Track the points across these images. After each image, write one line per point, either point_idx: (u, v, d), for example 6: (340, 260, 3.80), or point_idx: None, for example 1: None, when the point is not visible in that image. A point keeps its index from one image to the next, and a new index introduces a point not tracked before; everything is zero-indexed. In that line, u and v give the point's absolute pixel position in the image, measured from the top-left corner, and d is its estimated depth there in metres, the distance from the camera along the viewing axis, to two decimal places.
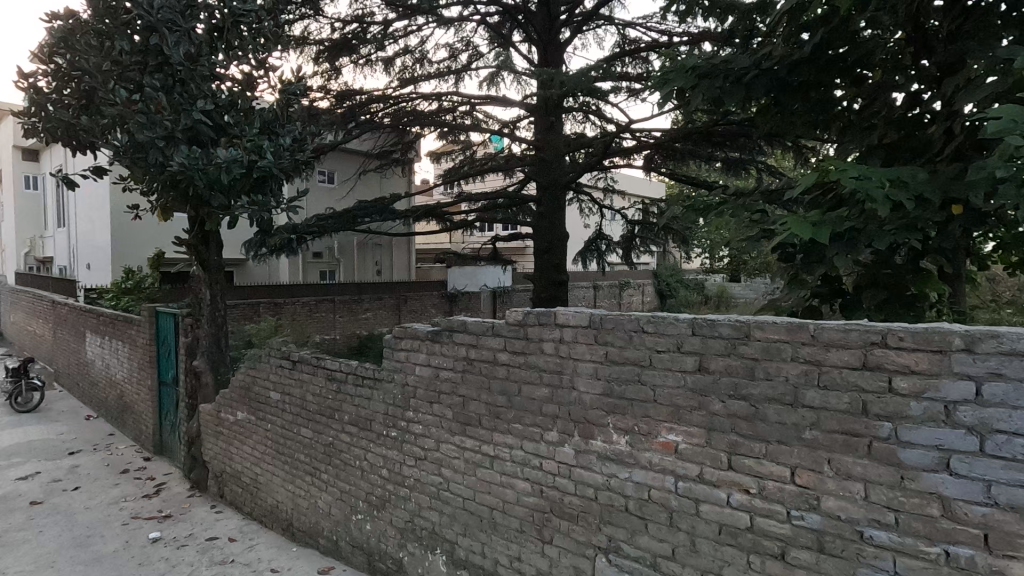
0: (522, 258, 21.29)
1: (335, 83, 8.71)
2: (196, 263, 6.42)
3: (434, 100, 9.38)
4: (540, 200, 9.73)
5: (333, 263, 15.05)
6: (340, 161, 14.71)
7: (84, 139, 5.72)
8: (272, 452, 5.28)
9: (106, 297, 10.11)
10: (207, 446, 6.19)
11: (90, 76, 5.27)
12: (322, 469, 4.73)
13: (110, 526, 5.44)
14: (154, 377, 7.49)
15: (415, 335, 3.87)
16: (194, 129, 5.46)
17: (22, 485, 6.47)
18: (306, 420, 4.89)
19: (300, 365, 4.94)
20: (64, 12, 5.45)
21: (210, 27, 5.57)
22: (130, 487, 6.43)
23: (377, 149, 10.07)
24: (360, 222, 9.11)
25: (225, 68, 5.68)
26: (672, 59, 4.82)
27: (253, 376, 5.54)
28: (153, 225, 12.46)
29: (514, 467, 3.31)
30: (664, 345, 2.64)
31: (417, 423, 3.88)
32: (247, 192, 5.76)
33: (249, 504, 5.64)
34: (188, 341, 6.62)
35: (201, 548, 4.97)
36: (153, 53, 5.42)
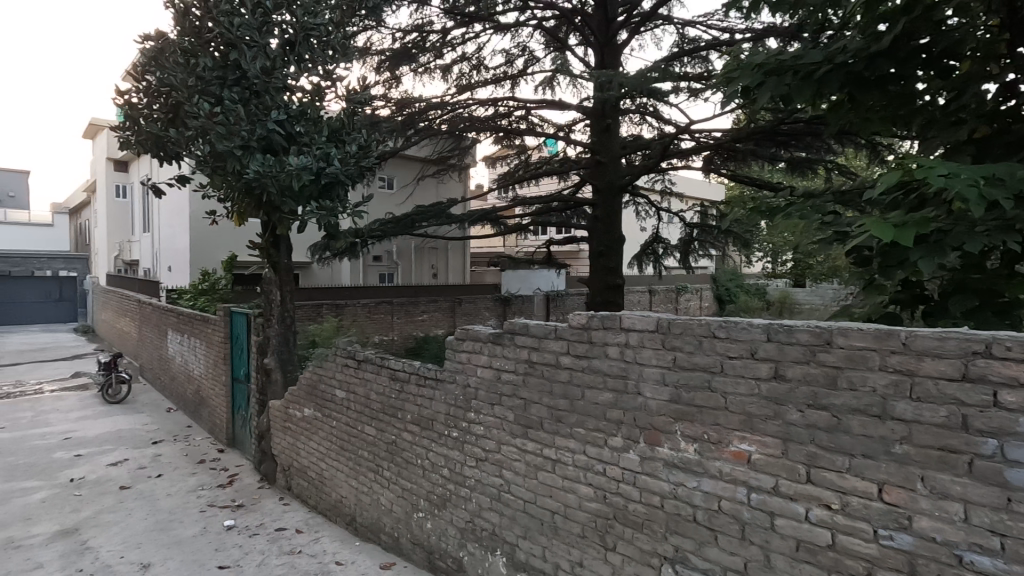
0: (576, 261, 21.14)
1: (395, 91, 8.94)
2: (268, 266, 6.73)
3: (490, 105, 9.51)
4: (596, 203, 9.65)
5: (392, 266, 15.55)
6: (399, 167, 15.13)
7: (171, 150, 6.14)
8: (336, 448, 5.47)
9: (186, 298, 10.82)
10: (277, 441, 6.48)
11: (177, 90, 5.66)
12: (384, 466, 4.86)
13: (189, 512, 5.79)
14: (228, 373, 7.91)
15: (477, 337, 3.92)
16: (268, 138, 5.76)
17: (113, 470, 7.00)
18: (369, 418, 5.04)
19: (364, 365, 5.11)
20: (153, 33, 5.88)
21: (282, 41, 5.86)
22: (207, 476, 6.83)
23: (435, 155, 10.28)
24: (418, 226, 9.32)
25: (296, 80, 5.96)
26: (737, 56, 4.67)
27: (320, 375, 5.77)
28: (228, 230, 13.24)
29: (577, 471, 3.29)
30: (736, 351, 2.55)
31: (479, 423, 3.92)
32: (316, 197, 6.02)
33: (314, 498, 5.86)
34: (260, 340, 6.98)
35: (270, 538, 5.21)
36: (232, 68, 5.75)
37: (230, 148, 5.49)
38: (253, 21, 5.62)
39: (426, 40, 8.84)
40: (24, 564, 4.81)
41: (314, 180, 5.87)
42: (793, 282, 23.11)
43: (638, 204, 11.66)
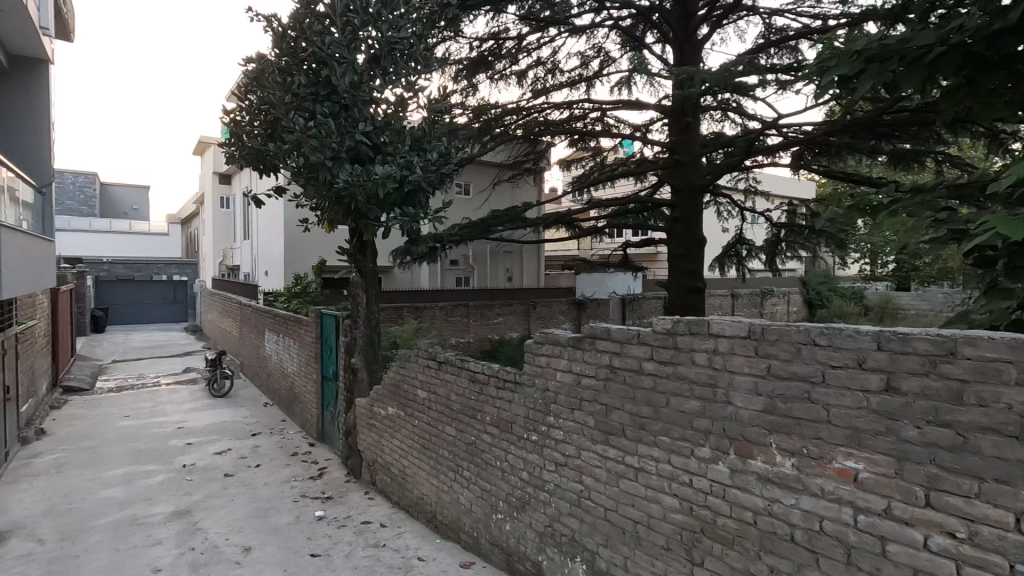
0: (653, 264, 20.61)
1: (472, 99, 9.10)
2: (355, 270, 7.07)
3: (565, 108, 9.50)
4: (675, 204, 9.35)
5: (468, 270, 15.92)
6: (475, 173, 15.48)
7: (269, 163, 6.61)
8: (418, 446, 5.64)
9: (281, 300, 11.61)
10: (362, 437, 6.79)
11: (275, 107, 6.08)
12: (464, 466, 4.95)
13: (284, 502, 6.19)
14: (318, 372, 8.40)
15: (557, 341, 3.90)
16: (356, 149, 6.06)
17: (219, 459, 7.62)
18: (450, 419, 5.15)
19: (444, 366, 5.24)
20: (254, 56, 6.37)
21: (368, 56, 6.14)
22: (299, 468, 7.27)
23: (511, 159, 10.38)
24: (494, 230, 9.46)
25: (381, 93, 6.22)
26: (834, 44, 4.35)
27: (402, 374, 5.98)
28: (318, 237, 14.07)
29: (661, 481, 3.19)
30: (841, 360, 2.37)
31: (558, 428, 3.90)
32: (399, 205, 6.27)
33: (397, 494, 6.07)
34: (347, 341, 7.34)
35: (357, 530, 5.45)
36: (323, 84, 6.11)
37: (322, 160, 5.82)
38: (343, 39, 5.93)
39: (502, 47, 9.02)
40: (146, 540, 5.34)
41: (398, 188, 6.12)
42: (895, 286, 21.21)
43: (720, 204, 11.18)
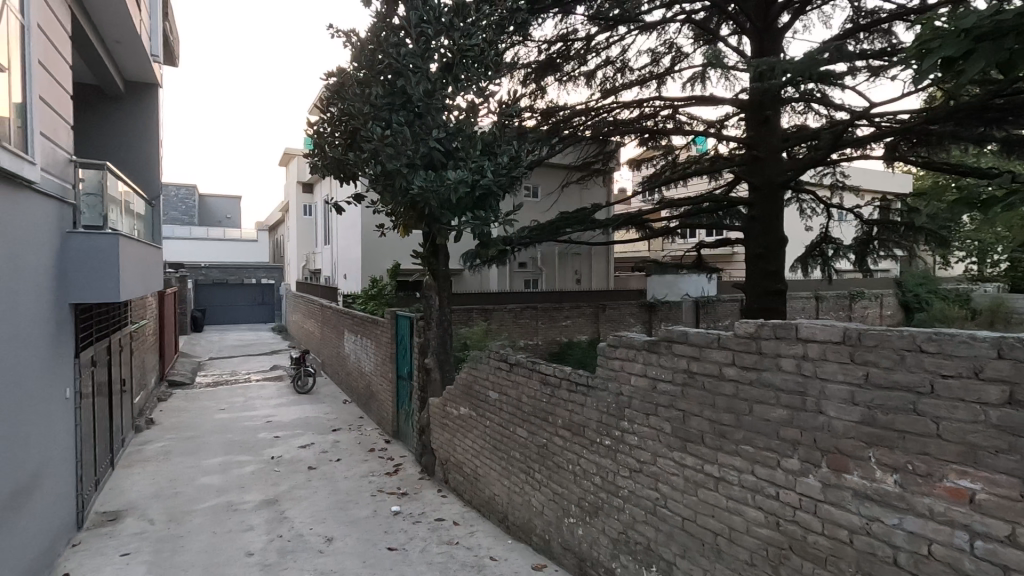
0: (729, 265, 19.77)
1: (541, 102, 9.10)
2: (428, 273, 7.26)
3: (636, 107, 9.31)
4: (753, 202, 8.92)
5: (536, 272, 16.02)
6: (543, 177, 15.60)
7: (349, 171, 6.94)
8: (490, 447, 5.71)
9: (358, 302, 12.15)
10: (435, 436, 6.96)
11: (355, 118, 6.38)
12: (536, 468, 4.95)
13: (363, 495, 6.47)
14: (393, 371, 8.70)
15: (631, 344, 3.83)
16: (429, 156, 6.23)
17: (303, 452, 8.07)
18: (521, 421, 5.19)
19: (516, 368, 5.28)
20: (335, 69, 6.70)
21: (441, 64, 6.31)
22: (376, 464, 7.57)
23: (580, 161, 10.30)
24: (563, 232, 9.45)
25: (454, 99, 6.36)
26: (938, 22, 3.99)
27: (474, 375, 6.09)
28: (392, 241, 14.61)
29: (743, 492, 3.04)
30: (952, 369, 2.16)
31: (632, 433, 3.83)
32: (471, 209, 6.40)
33: (469, 493, 6.16)
34: (421, 341, 7.56)
35: (431, 526, 5.60)
36: (398, 94, 6.30)
37: (398, 167, 6.04)
38: (417, 49, 6.12)
39: (571, 48, 8.99)
40: (240, 525, 5.74)
41: (470, 192, 6.24)
42: (1010, 287, 19.10)
43: (803, 201, 10.55)
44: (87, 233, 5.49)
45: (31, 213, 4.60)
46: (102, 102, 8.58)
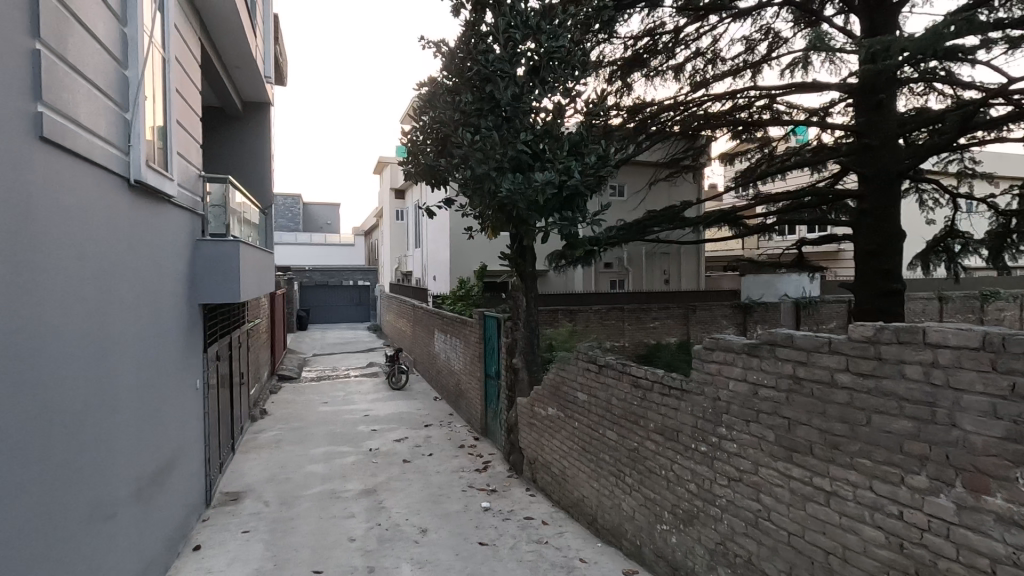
0: (834, 263, 18.30)
1: (627, 99, 8.93)
2: (516, 274, 7.36)
3: (728, 99, 8.88)
4: (863, 195, 8.21)
5: (623, 272, 15.78)
6: (630, 176, 15.30)
7: (440, 176, 7.20)
8: (579, 448, 5.68)
9: (448, 303, 12.56)
10: (524, 435, 7.03)
11: (446, 125, 6.61)
12: (626, 472, 4.86)
13: (454, 490, 6.69)
14: (482, 370, 8.91)
15: (729, 347, 3.67)
16: (517, 159, 6.31)
17: (398, 445, 8.48)
18: (611, 423, 5.12)
19: (605, 370, 5.22)
20: (427, 79, 6.98)
21: (528, 68, 6.37)
22: (466, 460, 7.79)
23: (668, 157, 9.99)
24: (651, 231, 9.23)
25: (540, 102, 6.41)
26: None
27: (562, 376, 6.10)
28: (480, 243, 14.97)
29: (859, 509, 2.82)
30: None
31: (731, 441, 3.66)
32: (558, 210, 6.42)
33: (557, 494, 6.16)
34: (509, 342, 7.69)
35: (520, 524, 5.67)
36: (487, 100, 6.46)
37: (487, 171, 6.17)
38: (505, 54, 6.23)
39: (658, 42, 8.75)
40: (343, 512, 6.14)
41: (558, 193, 6.26)
42: None
43: (923, 191, 9.54)
44: (213, 241, 6.12)
45: (170, 225, 5.21)
46: (225, 122, 9.52)
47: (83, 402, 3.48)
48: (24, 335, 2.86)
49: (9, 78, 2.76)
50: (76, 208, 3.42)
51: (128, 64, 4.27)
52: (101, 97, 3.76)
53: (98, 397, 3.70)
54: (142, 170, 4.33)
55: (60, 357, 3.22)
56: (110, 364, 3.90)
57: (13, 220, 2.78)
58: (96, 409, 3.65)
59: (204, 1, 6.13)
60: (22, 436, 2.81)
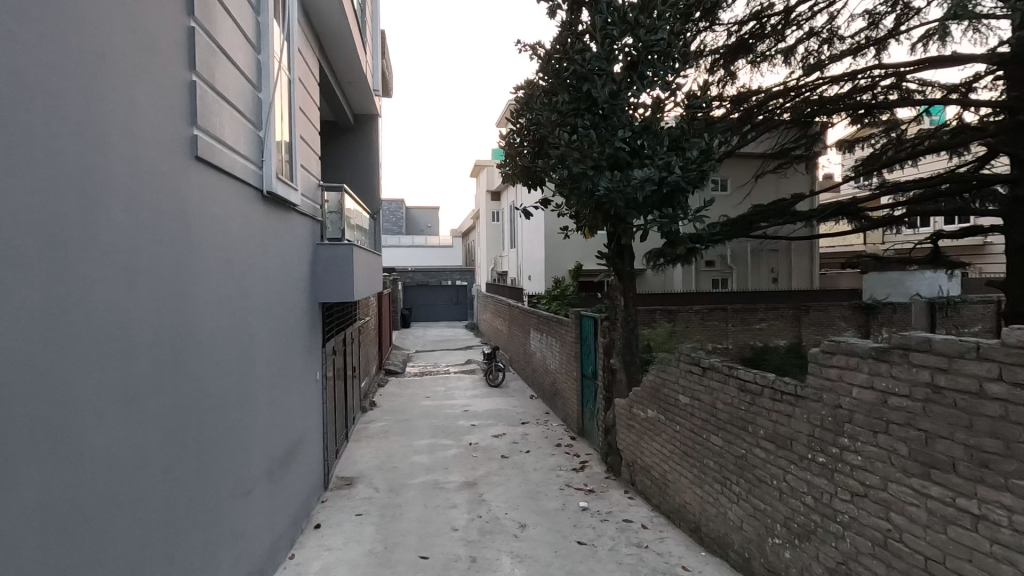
0: (980, 259, 16.13)
1: (731, 88, 8.48)
2: (614, 273, 7.28)
3: (847, 80, 8.14)
4: (1017, 179, 7.16)
5: (726, 271, 15.04)
6: (734, 169, 14.55)
7: (537, 177, 7.29)
8: (681, 452, 5.49)
9: (543, 303, 12.68)
10: (622, 437, 6.92)
11: (544, 126, 6.66)
12: (733, 480, 4.63)
13: (551, 487, 6.75)
14: (578, 370, 8.90)
15: (852, 352, 3.39)
16: (615, 156, 6.22)
17: (496, 441, 8.70)
18: (715, 428, 4.91)
19: (709, 373, 5.03)
20: (525, 82, 7.09)
21: (625, 64, 6.28)
22: (563, 459, 7.82)
23: (777, 147, 9.35)
24: (758, 226, 8.71)
25: (638, 97, 6.27)
26: None
27: (663, 378, 5.94)
28: (576, 243, 14.95)
29: (1016, 537, 2.48)
30: None
31: (855, 452, 3.37)
32: (658, 206, 6.25)
33: (657, 498, 6.01)
34: (607, 342, 7.62)
35: (619, 526, 5.61)
36: (584, 98, 6.44)
37: (584, 170, 6.14)
38: (602, 52, 6.16)
39: (766, 25, 8.21)
40: (446, 502, 6.42)
41: (657, 189, 6.10)
42: None
43: None
44: (331, 244, 6.65)
45: (295, 231, 5.74)
46: (338, 134, 10.30)
47: (225, 388, 3.95)
48: (181, 330, 3.30)
49: (172, 107, 3.20)
50: (220, 218, 3.88)
51: (261, 86, 4.76)
52: (241, 118, 4.24)
53: (236, 385, 4.16)
54: (272, 181, 4.82)
55: (209, 350, 3.68)
56: (247, 355, 4.37)
57: (174, 229, 3.22)
58: (235, 395, 4.11)
59: (322, 25, 6.67)
60: (178, 418, 3.25)
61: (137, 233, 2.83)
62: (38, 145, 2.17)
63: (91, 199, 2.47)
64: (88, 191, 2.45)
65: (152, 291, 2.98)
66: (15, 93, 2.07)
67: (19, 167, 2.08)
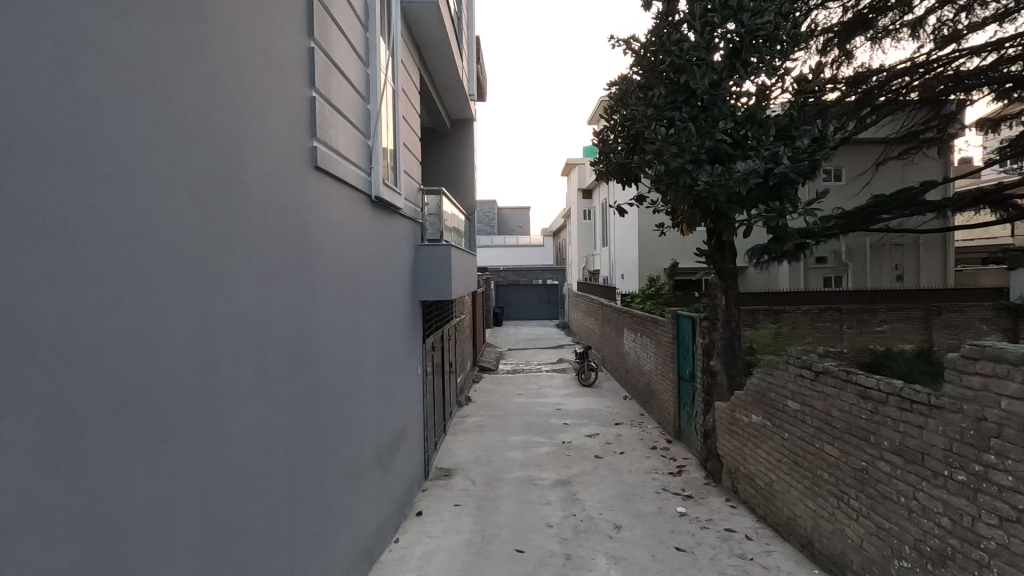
0: None
1: (847, 69, 7.80)
2: (713, 272, 6.98)
3: (991, 51, 7.18)
4: None
5: (841, 268, 13.88)
6: (849, 157, 13.38)
7: (632, 174, 7.16)
8: (790, 462, 5.16)
9: (637, 303, 12.43)
10: (723, 442, 6.62)
11: (639, 121, 6.53)
12: (851, 495, 4.27)
13: (648, 490, 6.60)
14: (675, 371, 8.62)
15: (1001, 358, 3.01)
16: (716, 149, 5.95)
17: (589, 441, 8.65)
18: (830, 438, 4.56)
19: (823, 378, 4.69)
20: (619, 78, 6.99)
21: (726, 51, 6.00)
22: (659, 462, 7.62)
23: (903, 130, 8.45)
24: (878, 219, 7.95)
25: (741, 86, 5.96)
26: None
27: (769, 382, 5.61)
28: (671, 240, 14.47)
29: None
30: None
31: (1003, 472, 2.99)
32: (764, 199, 5.89)
33: (762, 509, 5.67)
34: (706, 342, 7.32)
35: (721, 535, 5.37)
36: (682, 90, 6.21)
37: (682, 164, 5.94)
38: (701, 41, 5.93)
39: None
40: (540, 498, 6.49)
41: (763, 182, 5.76)
42: None
43: None
44: (430, 245, 6.97)
45: (399, 233, 6.09)
46: (436, 140, 10.75)
47: (340, 379, 4.28)
48: (304, 325, 3.62)
49: (296, 122, 3.52)
50: (336, 222, 4.21)
51: (370, 97, 5.10)
52: (353, 128, 4.57)
53: (349, 376, 4.49)
54: (380, 186, 5.15)
55: (327, 342, 4.01)
56: (358, 349, 4.71)
57: (297, 233, 3.53)
58: (347, 386, 4.44)
59: (422, 36, 7.00)
60: (301, 404, 3.57)
61: (267, 237, 3.13)
62: (194, 161, 2.43)
63: (233, 208, 2.77)
64: (232, 201, 2.76)
65: (281, 290, 3.29)
66: (180, 116, 2.33)
67: (183, 182, 2.35)
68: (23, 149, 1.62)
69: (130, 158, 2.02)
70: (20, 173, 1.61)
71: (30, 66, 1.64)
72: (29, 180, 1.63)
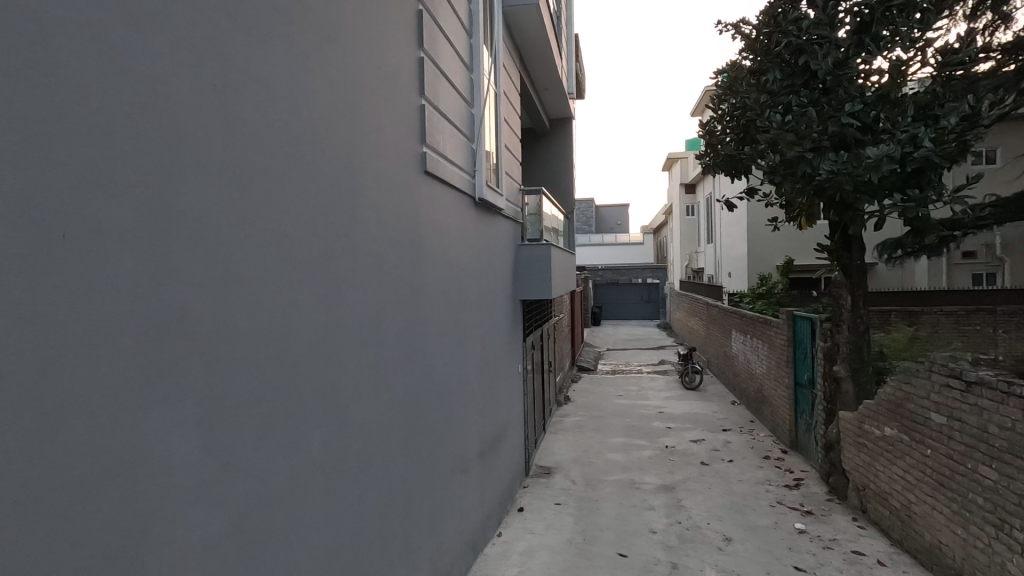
0: None
1: (1004, 34, 6.79)
2: (837, 269, 6.39)
3: None
4: None
5: (994, 263, 12.12)
6: (1005, 136, 11.64)
7: (742, 166, 6.75)
8: (933, 482, 4.58)
9: (747, 302, 11.71)
10: (849, 455, 6.03)
11: (751, 109, 6.12)
12: (1014, 524, 3.70)
13: (760, 503, 6.19)
14: (791, 376, 8.00)
15: None
16: (840, 134, 5.43)
17: (694, 446, 8.28)
18: (986, 458, 3.99)
19: (978, 389, 4.11)
20: (728, 65, 6.62)
21: (852, 26, 5.47)
22: (773, 473, 7.12)
23: None
24: None
25: (872, 63, 5.39)
26: None
27: (908, 392, 5.02)
28: (785, 235, 13.47)
29: None
30: None
31: None
32: (900, 187, 5.29)
33: (898, 532, 5.09)
34: (827, 346, 6.73)
35: (847, 558, 4.89)
36: (800, 72, 5.73)
37: (801, 153, 5.49)
38: (822, 18, 5.44)
39: None
40: (643, 503, 6.32)
41: (898, 168, 5.16)
42: None
43: None
44: (531, 245, 7.04)
45: (500, 233, 6.21)
46: (535, 141, 10.85)
47: (446, 375, 4.45)
48: (414, 323, 3.81)
49: (408, 130, 3.72)
50: (443, 224, 4.38)
51: (474, 102, 5.26)
52: (458, 133, 4.73)
53: (455, 373, 4.65)
54: (483, 188, 5.29)
55: (434, 340, 4.19)
56: (462, 346, 4.86)
57: (409, 234, 3.73)
58: (453, 382, 4.60)
59: (522, 38, 7.10)
60: (412, 398, 3.76)
61: (383, 238, 3.34)
62: (321, 173, 2.66)
63: (353, 215, 2.98)
64: (351, 209, 2.97)
65: (394, 290, 3.49)
66: (309, 132, 2.56)
67: (312, 193, 2.57)
68: (191, 163, 1.84)
69: (268, 173, 2.24)
70: (190, 185, 1.83)
71: (194, 90, 1.86)
72: (196, 191, 1.86)
